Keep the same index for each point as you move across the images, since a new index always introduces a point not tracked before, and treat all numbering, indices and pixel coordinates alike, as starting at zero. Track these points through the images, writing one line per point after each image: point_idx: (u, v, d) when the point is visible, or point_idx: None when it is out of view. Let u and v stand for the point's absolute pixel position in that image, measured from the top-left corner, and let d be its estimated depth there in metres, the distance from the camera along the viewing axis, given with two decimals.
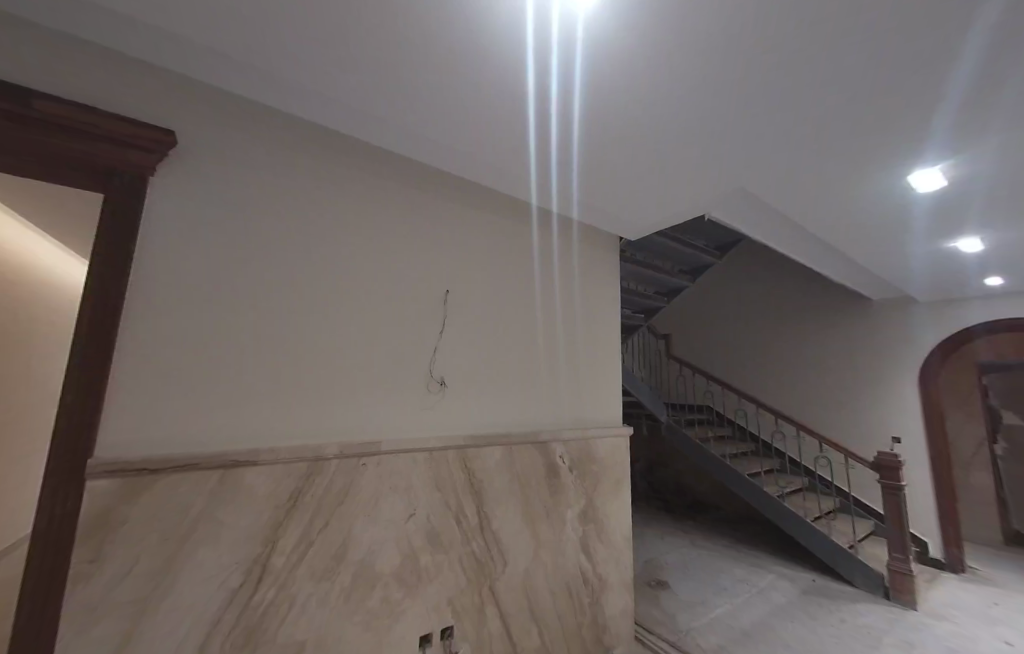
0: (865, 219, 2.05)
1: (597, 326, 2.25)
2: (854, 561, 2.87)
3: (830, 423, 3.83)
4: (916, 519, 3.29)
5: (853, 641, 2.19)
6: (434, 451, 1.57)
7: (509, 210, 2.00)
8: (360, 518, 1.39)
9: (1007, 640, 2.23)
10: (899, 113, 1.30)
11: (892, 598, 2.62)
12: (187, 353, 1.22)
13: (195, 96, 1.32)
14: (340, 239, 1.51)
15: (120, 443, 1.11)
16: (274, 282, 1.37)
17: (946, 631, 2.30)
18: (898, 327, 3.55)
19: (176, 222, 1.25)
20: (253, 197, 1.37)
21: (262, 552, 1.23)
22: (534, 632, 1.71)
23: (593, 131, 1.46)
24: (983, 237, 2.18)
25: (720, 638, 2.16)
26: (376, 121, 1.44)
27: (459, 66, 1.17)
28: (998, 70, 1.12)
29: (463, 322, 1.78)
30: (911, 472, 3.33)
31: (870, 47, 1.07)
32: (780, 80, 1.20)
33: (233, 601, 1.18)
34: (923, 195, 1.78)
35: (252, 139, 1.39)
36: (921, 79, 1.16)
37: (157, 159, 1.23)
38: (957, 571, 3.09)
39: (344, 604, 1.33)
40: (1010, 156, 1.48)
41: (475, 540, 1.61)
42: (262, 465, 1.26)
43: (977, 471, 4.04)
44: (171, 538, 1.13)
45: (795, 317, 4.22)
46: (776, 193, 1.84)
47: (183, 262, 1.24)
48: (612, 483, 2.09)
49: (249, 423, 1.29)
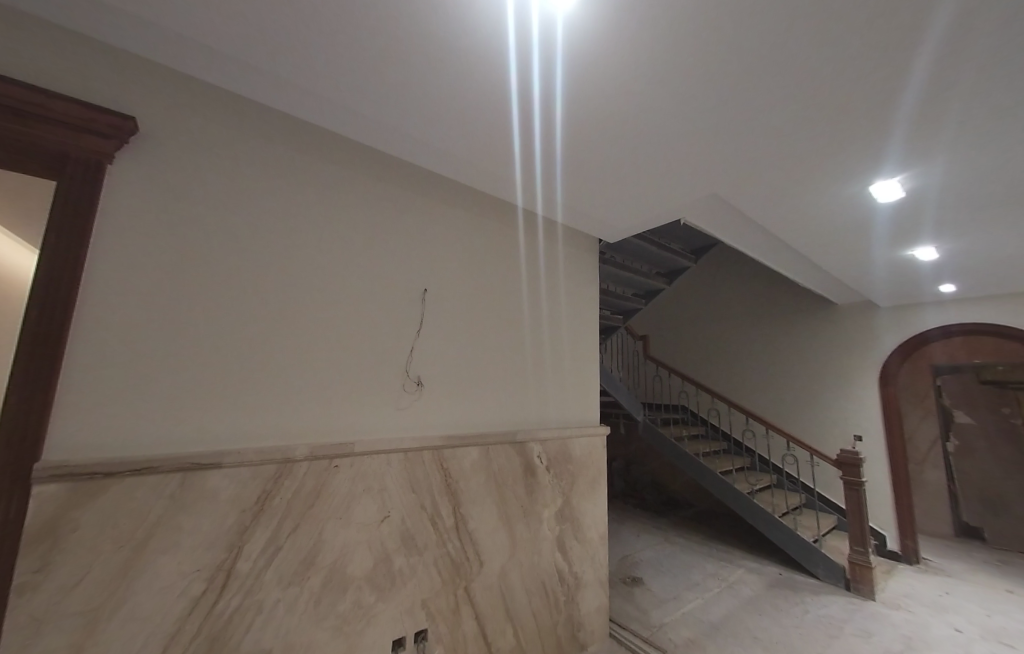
0: (833, 226, 2.12)
1: (576, 326, 2.26)
2: (818, 555, 2.98)
3: (797, 423, 3.97)
4: (875, 513, 3.45)
5: (815, 631, 2.27)
6: (409, 450, 1.55)
7: (490, 209, 1.99)
8: (331, 521, 1.35)
9: (956, 626, 2.37)
10: (862, 127, 1.36)
11: (852, 590, 2.74)
12: (149, 350, 1.17)
13: (156, 81, 1.26)
14: (313, 236, 1.48)
15: (71, 446, 1.06)
16: (244, 277, 1.33)
17: (901, 619, 2.43)
18: (861, 329, 3.71)
19: (136, 213, 1.19)
20: (221, 188, 1.32)
21: (227, 558, 1.19)
22: (509, 632, 1.71)
23: (577, 133, 1.46)
24: (937, 246, 2.30)
25: (691, 632, 2.22)
26: (353, 117, 1.41)
27: (437, 63, 1.15)
28: (946, 91, 1.19)
29: (440, 321, 1.75)
30: (870, 468, 3.49)
31: (832, 64, 1.11)
32: (751, 92, 1.23)
33: (195, 610, 1.14)
34: (884, 205, 1.86)
35: (221, 130, 1.34)
36: (880, 95, 1.22)
37: (115, 145, 1.17)
38: (912, 561, 3.25)
39: (313, 609, 1.30)
40: (959, 171, 1.58)
41: (450, 540, 1.60)
42: (227, 467, 1.21)
43: (930, 467, 4.28)
44: (127, 545, 1.08)
45: (766, 319, 4.35)
46: (751, 200, 1.89)
47: (143, 256, 1.19)
48: (588, 481, 2.11)
49: (213, 424, 1.24)
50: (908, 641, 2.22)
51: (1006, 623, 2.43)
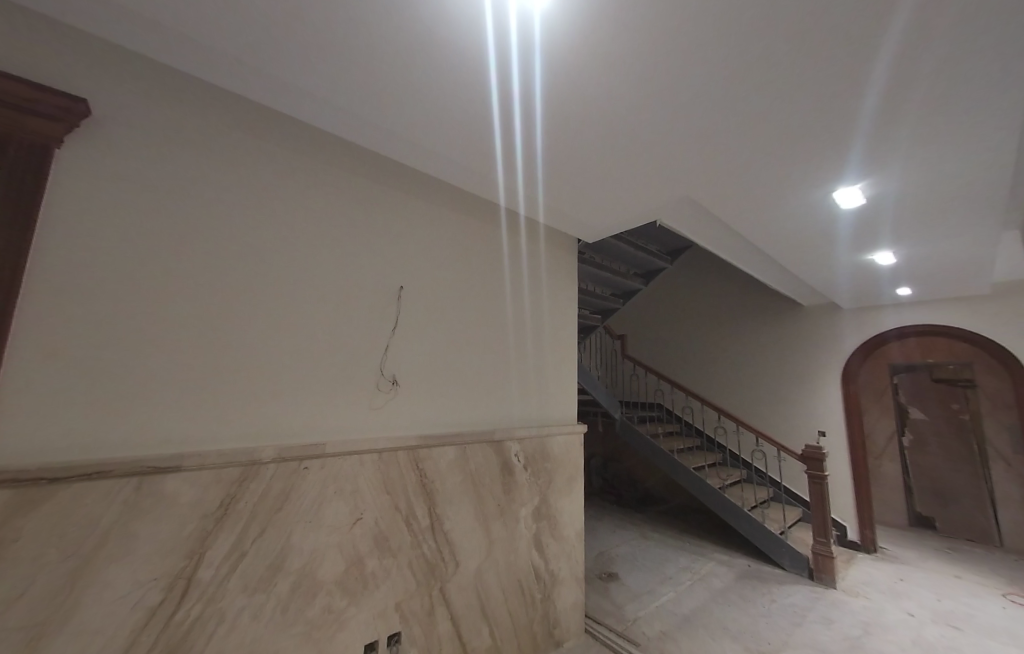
0: (800, 231, 2.20)
1: (554, 325, 2.27)
2: (783, 546, 3.10)
3: (766, 419, 4.11)
4: (837, 505, 3.61)
5: (781, 620, 2.36)
6: (383, 451, 1.52)
7: (468, 207, 1.97)
8: (300, 524, 1.31)
9: (909, 611, 2.50)
10: (826, 136, 1.41)
11: (815, 579, 2.86)
12: (102, 348, 1.11)
13: (110, 61, 1.18)
14: (282, 231, 1.42)
15: (13, 450, 0.99)
16: (208, 272, 1.27)
17: (859, 605, 2.55)
18: (826, 329, 3.87)
19: (89, 202, 1.12)
20: (184, 178, 1.26)
21: (187, 566, 1.14)
22: (484, 632, 1.70)
23: (556, 133, 1.45)
24: (895, 251, 2.42)
25: (664, 625, 2.27)
26: (324, 108, 1.36)
27: (413, 58, 1.13)
28: (901, 104, 1.26)
29: (416, 319, 1.73)
30: (833, 462, 3.65)
31: (797, 74, 1.15)
32: (722, 98, 1.25)
33: (152, 621, 1.08)
34: (846, 211, 1.95)
35: (185, 118, 1.28)
36: (842, 105, 1.27)
37: (63, 129, 1.09)
38: (870, 550, 3.42)
39: (280, 616, 1.26)
40: (915, 180, 1.66)
41: (425, 541, 1.58)
42: (186, 471, 1.16)
43: (888, 461, 4.51)
44: (75, 554, 1.02)
45: (737, 319, 4.48)
46: (723, 204, 1.95)
47: (97, 248, 1.12)
48: (566, 479, 2.12)
49: (170, 428, 1.18)
50: (866, 626, 2.33)
51: (954, 607, 2.58)
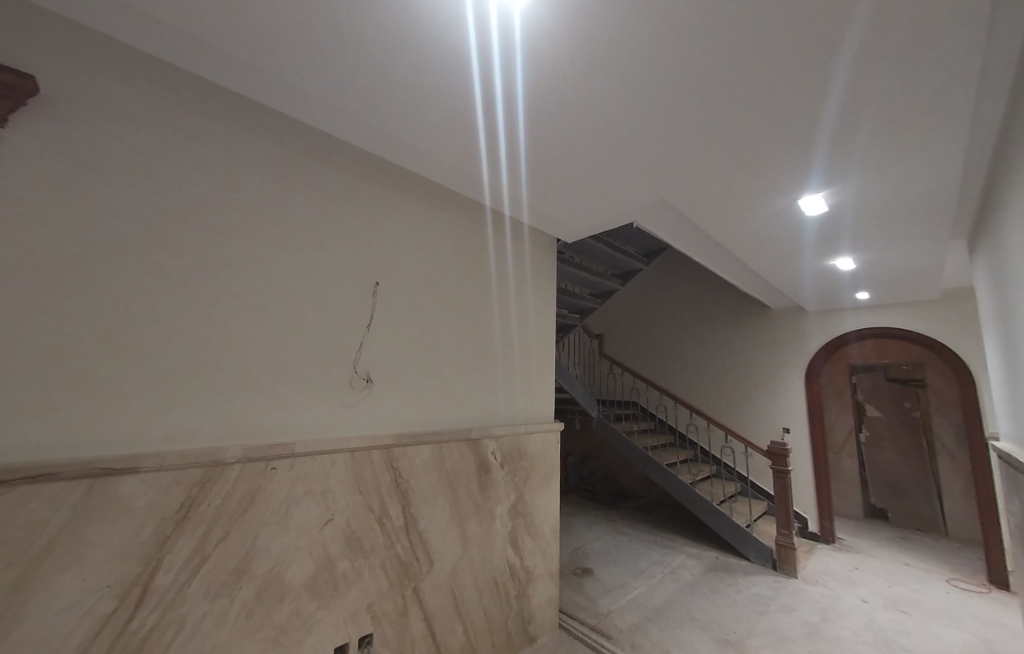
0: (770, 236, 2.27)
1: (532, 323, 2.27)
2: (749, 538, 3.22)
3: (736, 417, 4.25)
4: (799, 499, 3.78)
5: (745, 609, 2.46)
6: (355, 450, 1.49)
7: (448, 204, 1.95)
8: (267, 526, 1.27)
9: (863, 597, 2.65)
10: (795, 145, 1.47)
11: (778, 569, 2.99)
12: (52, 342, 1.04)
13: (64, 36, 1.11)
14: (251, 223, 1.37)
15: None
16: (170, 264, 1.21)
17: (817, 593, 2.69)
18: (793, 331, 4.03)
19: (37, 187, 1.05)
20: (144, 164, 1.20)
21: (143, 572, 1.09)
22: (458, 630, 1.70)
23: (539, 133, 1.45)
24: (854, 257, 2.54)
25: (635, 617, 2.32)
26: (299, 97, 1.32)
27: (390, 47, 1.10)
28: (861, 117, 1.32)
29: (392, 315, 1.70)
30: (796, 458, 3.81)
31: (769, 84, 1.19)
32: (700, 104, 1.27)
33: (104, 630, 1.03)
34: (811, 218, 2.03)
35: (147, 101, 1.22)
36: (809, 117, 1.32)
37: (8, 107, 1.01)
38: (828, 541, 3.60)
39: (245, 621, 1.22)
40: (875, 190, 1.75)
41: (398, 541, 1.56)
42: (143, 473, 1.10)
43: (847, 457, 4.74)
44: (16, 563, 0.95)
45: (710, 320, 4.61)
46: (698, 210, 2.00)
47: (46, 235, 1.05)
48: (542, 477, 2.13)
49: (126, 427, 1.12)
50: (824, 613, 2.45)
51: (902, 592, 2.75)
